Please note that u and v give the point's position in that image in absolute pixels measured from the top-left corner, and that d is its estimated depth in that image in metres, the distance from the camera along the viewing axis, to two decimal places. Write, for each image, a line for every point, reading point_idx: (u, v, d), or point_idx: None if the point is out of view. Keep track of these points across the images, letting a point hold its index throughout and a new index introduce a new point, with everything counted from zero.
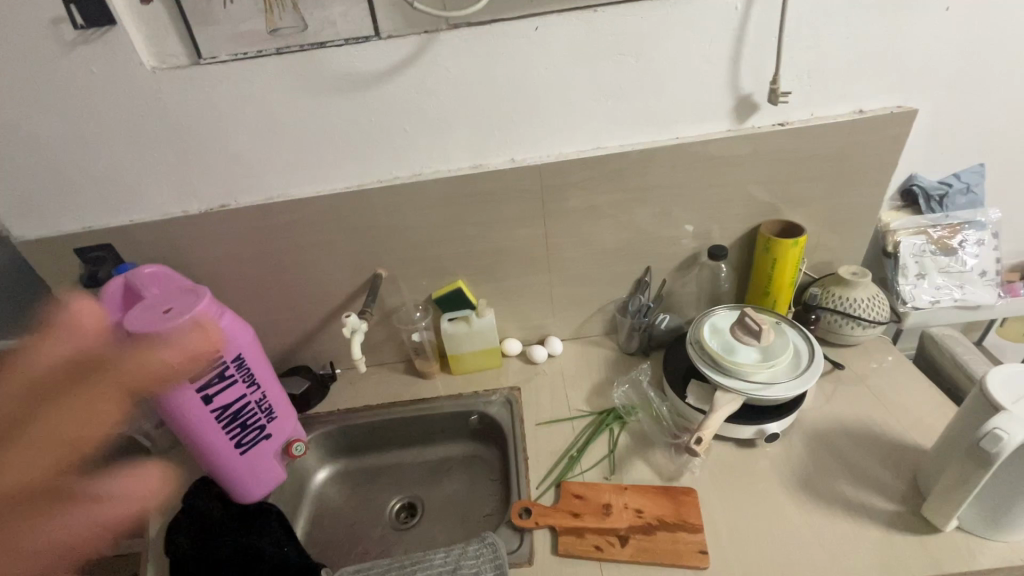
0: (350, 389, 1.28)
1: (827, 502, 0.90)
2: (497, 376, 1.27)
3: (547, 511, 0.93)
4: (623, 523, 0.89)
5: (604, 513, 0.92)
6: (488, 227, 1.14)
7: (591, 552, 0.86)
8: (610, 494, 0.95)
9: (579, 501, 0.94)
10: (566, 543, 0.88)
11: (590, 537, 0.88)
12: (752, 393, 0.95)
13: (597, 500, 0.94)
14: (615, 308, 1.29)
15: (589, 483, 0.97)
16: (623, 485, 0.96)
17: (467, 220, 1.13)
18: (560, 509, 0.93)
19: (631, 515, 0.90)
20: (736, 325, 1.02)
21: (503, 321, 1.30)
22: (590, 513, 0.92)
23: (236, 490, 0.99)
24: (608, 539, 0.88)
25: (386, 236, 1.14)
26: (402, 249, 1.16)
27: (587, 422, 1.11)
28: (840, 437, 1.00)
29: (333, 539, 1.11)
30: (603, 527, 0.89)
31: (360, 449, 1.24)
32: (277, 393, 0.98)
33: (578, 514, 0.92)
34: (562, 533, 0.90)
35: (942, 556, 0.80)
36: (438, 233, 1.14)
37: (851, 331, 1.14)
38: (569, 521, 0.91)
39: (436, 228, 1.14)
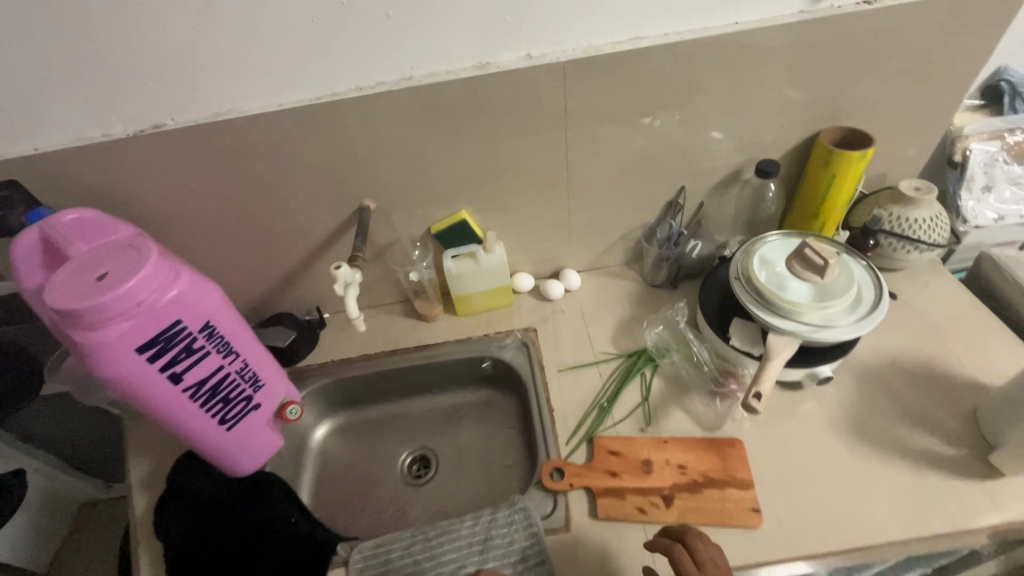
0: (343, 336, 1.14)
1: (883, 448, 0.83)
2: (508, 315, 1.13)
3: (582, 472, 0.85)
4: (667, 482, 0.82)
5: (644, 470, 0.84)
6: (496, 145, 0.94)
7: (635, 515, 0.79)
8: (649, 449, 0.86)
9: (615, 458, 0.86)
10: (606, 506, 0.80)
11: (632, 498, 0.81)
12: (807, 335, 0.83)
13: (635, 456, 0.86)
14: (640, 235, 1.13)
15: (625, 437, 0.88)
16: (663, 438, 0.88)
17: (471, 137, 0.92)
18: (596, 469, 0.85)
19: (675, 472, 0.83)
20: (792, 257, 0.88)
21: (512, 254, 1.13)
22: (629, 471, 0.84)
23: (223, 464, 0.86)
24: (652, 500, 0.80)
25: (372, 159, 0.92)
26: (392, 174, 0.95)
27: (615, 366, 1.00)
28: (893, 375, 0.92)
29: (342, 498, 1.02)
30: (645, 486, 0.82)
31: (362, 400, 1.12)
32: (261, 358, 0.83)
33: (617, 474, 0.84)
34: (600, 495, 0.82)
35: (1009, 504, 0.75)
36: (435, 153, 0.93)
37: (907, 255, 1.02)
38: (607, 482, 0.83)
39: (432, 148, 0.93)
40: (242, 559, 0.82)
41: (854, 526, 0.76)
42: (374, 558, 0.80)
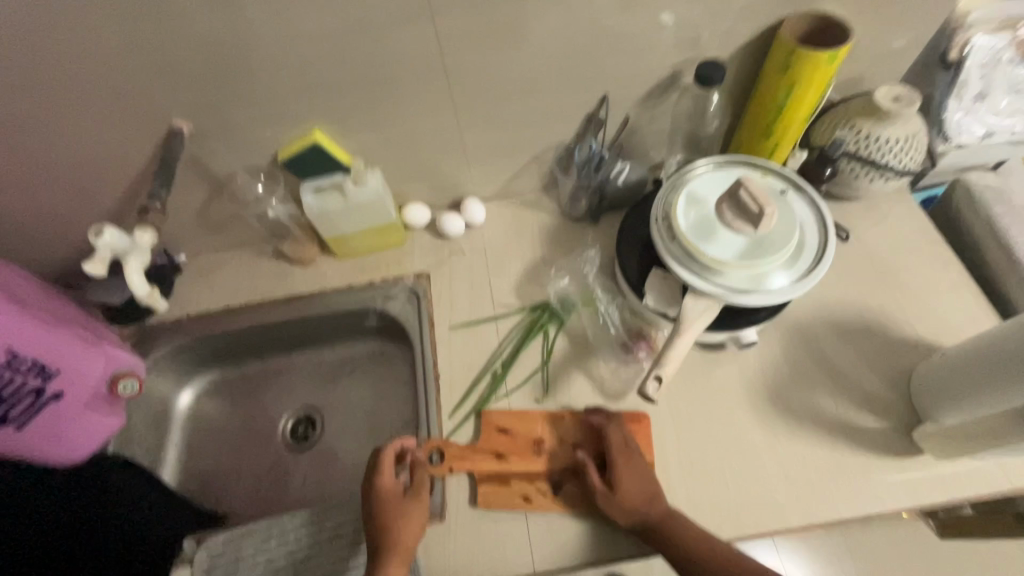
0: (202, 285, 0.95)
1: (801, 420, 0.74)
2: (399, 256, 0.95)
3: (464, 455, 0.74)
4: (558, 465, 0.72)
5: (534, 451, 0.74)
6: (345, 40, 0.68)
7: (518, 504, 0.71)
8: (542, 426, 0.76)
9: (504, 436, 0.75)
10: (486, 495, 0.71)
11: (516, 485, 0.72)
12: (732, 299, 0.68)
13: (527, 435, 0.75)
14: (556, 156, 0.91)
15: (517, 411, 0.77)
16: (561, 411, 0.77)
17: (305, 30, 0.66)
18: (480, 450, 0.74)
19: (569, 452, 0.73)
20: (723, 199, 0.70)
21: (400, 181, 0.92)
22: (518, 453, 0.74)
23: (52, 460, 0.75)
24: (539, 487, 0.71)
25: (169, 61, 0.66)
26: (205, 82, 0.70)
27: (516, 323, 0.85)
28: (828, 333, 0.79)
29: (214, 467, 0.91)
30: (534, 470, 0.72)
31: (234, 356, 0.97)
32: (42, 340, 0.69)
33: (503, 456, 0.73)
34: (482, 481, 0.72)
35: (923, 484, 0.68)
36: (259, 52, 0.68)
37: (868, 184, 0.85)
38: (492, 466, 0.73)
39: (250, 46, 0.66)
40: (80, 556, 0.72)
41: (757, 511, 0.69)
42: (224, 555, 0.71)
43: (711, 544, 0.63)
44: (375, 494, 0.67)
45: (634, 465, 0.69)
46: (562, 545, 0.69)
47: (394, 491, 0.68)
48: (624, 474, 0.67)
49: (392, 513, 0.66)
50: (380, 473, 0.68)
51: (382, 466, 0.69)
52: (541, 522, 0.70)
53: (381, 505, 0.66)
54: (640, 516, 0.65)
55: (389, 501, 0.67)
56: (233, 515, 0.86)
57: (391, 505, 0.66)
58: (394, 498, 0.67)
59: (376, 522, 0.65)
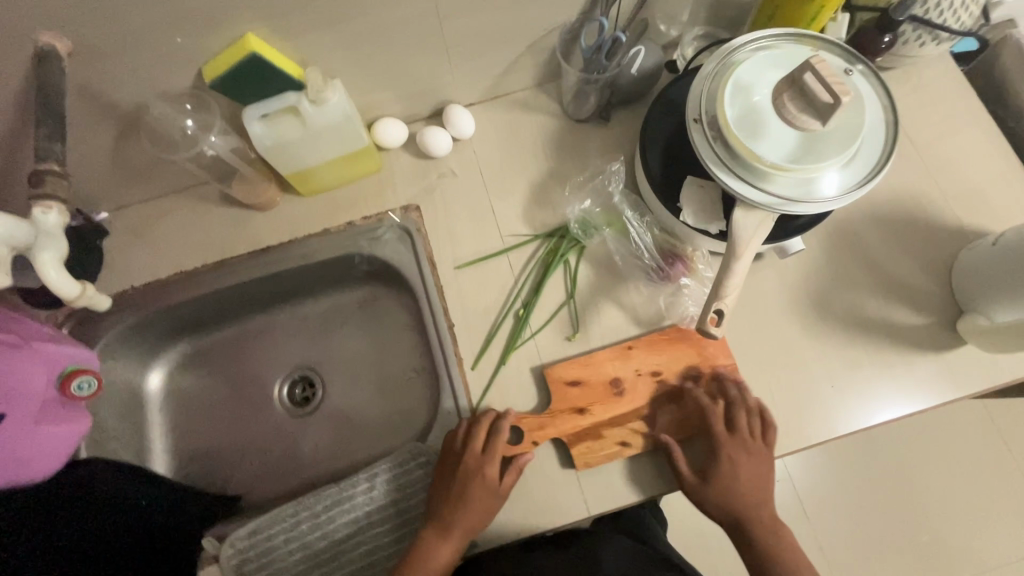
0: (141, 247, 0.78)
1: (844, 325, 0.70)
2: (377, 186, 0.79)
3: (543, 423, 0.66)
4: (643, 399, 0.67)
5: (614, 394, 0.67)
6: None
7: (618, 452, 0.65)
8: (614, 364, 0.68)
9: (577, 388, 0.67)
10: (581, 454, 0.65)
11: (610, 434, 0.66)
12: (790, 209, 0.60)
13: (600, 379, 0.67)
14: (555, 42, 0.74)
15: (580, 359, 0.68)
16: (626, 343, 0.69)
17: None
18: (558, 413, 0.66)
19: (651, 384, 0.67)
20: (780, 87, 0.57)
21: (364, 91, 0.73)
22: (598, 401, 0.67)
23: (21, 481, 0.63)
24: (633, 428, 0.66)
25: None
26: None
27: (531, 253, 0.75)
28: (869, 228, 0.73)
29: (211, 447, 0.82)
30: (620, 414, 0.66)
31: (200, 323, 0.84)
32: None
33: (584, 410, 0.66)
34: (572, 442, 0.65)
35: (961, 375, 0.68)
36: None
37: (918, 49, 0.74)
38: (577, 424, 0.66)
39: None
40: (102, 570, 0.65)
41: (804, 425, 0.67)
42: (253, 548, 0.65)
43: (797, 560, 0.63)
44: (472, 486, 0.62)
45: (747, 467, 0.64)
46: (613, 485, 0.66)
47: (492, 487, 0.63)
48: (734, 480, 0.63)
49: (473, 505, 0.62)
50: (490, 460, 0.63)
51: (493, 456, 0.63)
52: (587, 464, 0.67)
53: (471, 498, 0.62)
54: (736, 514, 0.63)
55: (478, 497, 0.62)
56: (245, 494, 0.80)
57: (479, 498, 0.62)
58: (486, 490, 0.63)
59: (458, 508, 0.62)
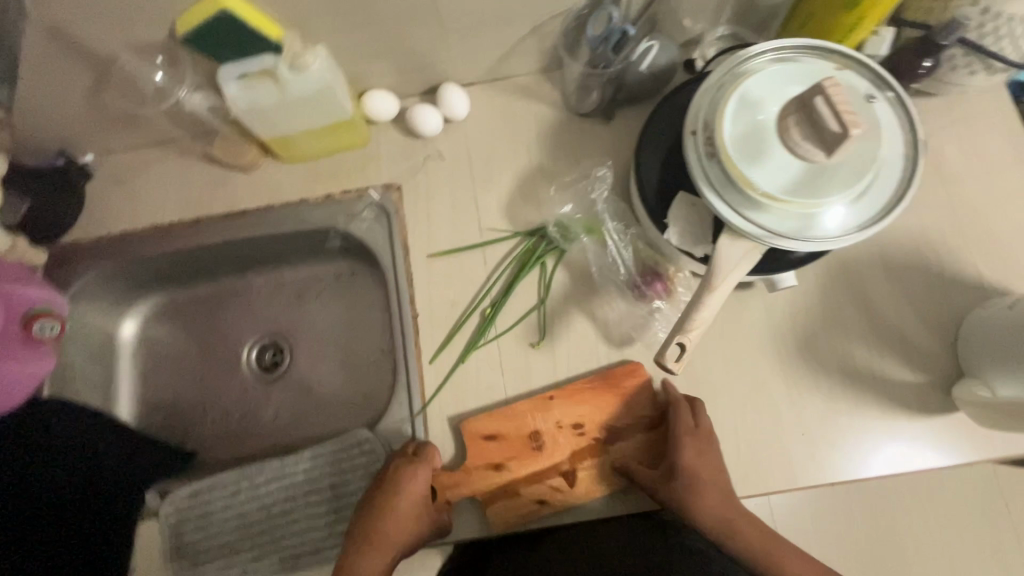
0: (123, 194, 0.77)
1: (828, 371, 0.65)
2: (361, 160, 0.76)
3: (458, 481, 0.63)
4: (564, 454, 0.64)
5: (533, 447, 0.64)
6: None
7: (536, 511, 0.62)
8: (534, 417, 0.64)
9: (494, 442, 0.64)
10: (499, 514, 0.62)
11: (527, 492, 0.62)
12: (779, 244, 0.54)
13: (520, 432, 0.64)
14: (562, 27, 0.69)
15: (499, 412, 0.65)
16: (547, 393, 0.65)
17: None
18: (473, 469, 0.63)
19: (571, 438, 0.64)
20: (787, 108, 0.51)
21: (354, 60, 0.70)
22: (516, 456, 0.64)
23: None
24: (553, 485, 0.63)
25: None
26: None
27: (507, 250, 0.72)
28: (874, 269, 0.67)
29: (175, 400, 0.83)
30: (537, 470, 0.63)
31: (176, 277, 0.83)
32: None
33: (501, 466, 0.63)
34: (489, 500, 0.62)
35: (945, 442, 0.63)
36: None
37: (966, 77, 0.66)
38: (493, 479, 0.63)
39: None
40: (53, 518, 0.68)
41: (767, 471, 0.63)
42: (192, 509, 0.66)
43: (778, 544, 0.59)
44: (397, 494, 0.61)
45: (707, 455, 0.60)
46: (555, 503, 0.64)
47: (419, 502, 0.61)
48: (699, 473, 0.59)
49: (397, 520, 0.60)
50: (411, 477, 0.61)
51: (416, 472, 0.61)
52: None
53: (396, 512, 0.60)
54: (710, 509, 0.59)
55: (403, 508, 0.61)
56: (202, 450, 0.81)
57: (406, 508, 0.61)
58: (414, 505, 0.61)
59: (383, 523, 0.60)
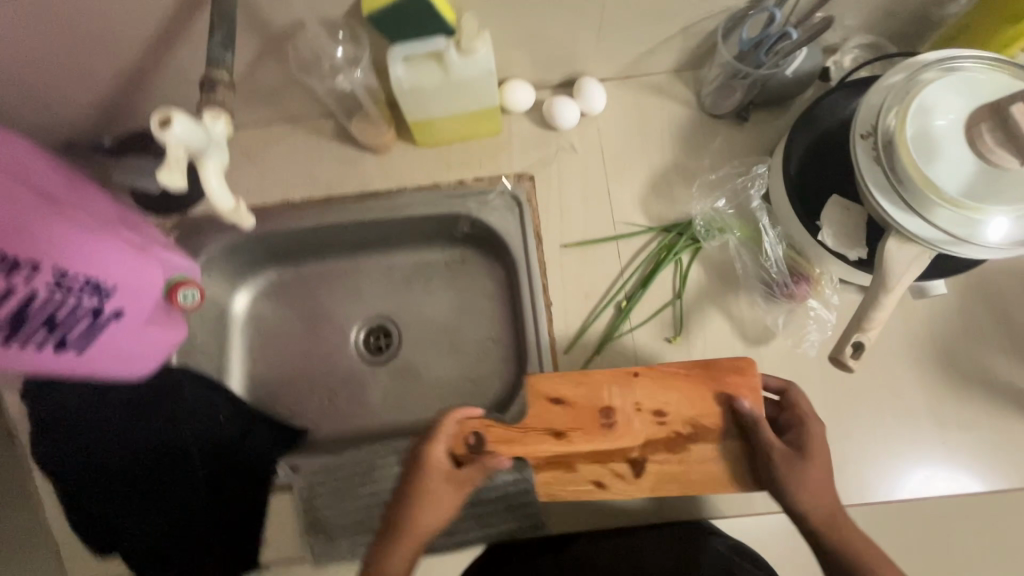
0: (254, 169, 0.78)
1: (966, 381, 0.66)
2: (493, 149, 0.77)
3: (512, 437, 0.57)
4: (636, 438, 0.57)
5: (603, 424, 0.57)
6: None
7: (588, 493, 0.57)
8: (612, 389, 0.58)
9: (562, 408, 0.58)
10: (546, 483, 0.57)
11: (584, 470, 0.57)
12: (950, 246, 0.55)
13: (592, 404, 0.58)
14: (714, 27, 0.70)
15: (574, 374, 0.59)
16: (631, 368, 0.59)
17: None
18: (531, 429, 0.58)
19: (650, 425, 0.57)
20: (979, 114, 0.52)
21: (505, 48, 0.71)
22: (581, 428, 0.57)
23: (123, 373, 0.66)
24: (616, 470, 0.57)
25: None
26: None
27: (643, 244, 0.72)
28: (1013, 283, 0.68)
29: (284, 377, 0.83)
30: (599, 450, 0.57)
31: (293, 254, 0.84)
32: (77, 247, 0.54)
33: (563, 434, 0.57)
34: (540, 466, 0.57)
35: None
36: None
37: None
38: (550, 449, 0.57)
39: None
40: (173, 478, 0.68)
41: (907, 476, 0.63)
42: (324, 483, 0.67)
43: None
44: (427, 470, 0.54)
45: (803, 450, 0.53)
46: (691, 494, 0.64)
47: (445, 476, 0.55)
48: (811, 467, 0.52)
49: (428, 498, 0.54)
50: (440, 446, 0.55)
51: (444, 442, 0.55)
52: None
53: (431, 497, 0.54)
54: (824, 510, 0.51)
55: (448, 487, 0.54)
56: (311, 428, 0.81)
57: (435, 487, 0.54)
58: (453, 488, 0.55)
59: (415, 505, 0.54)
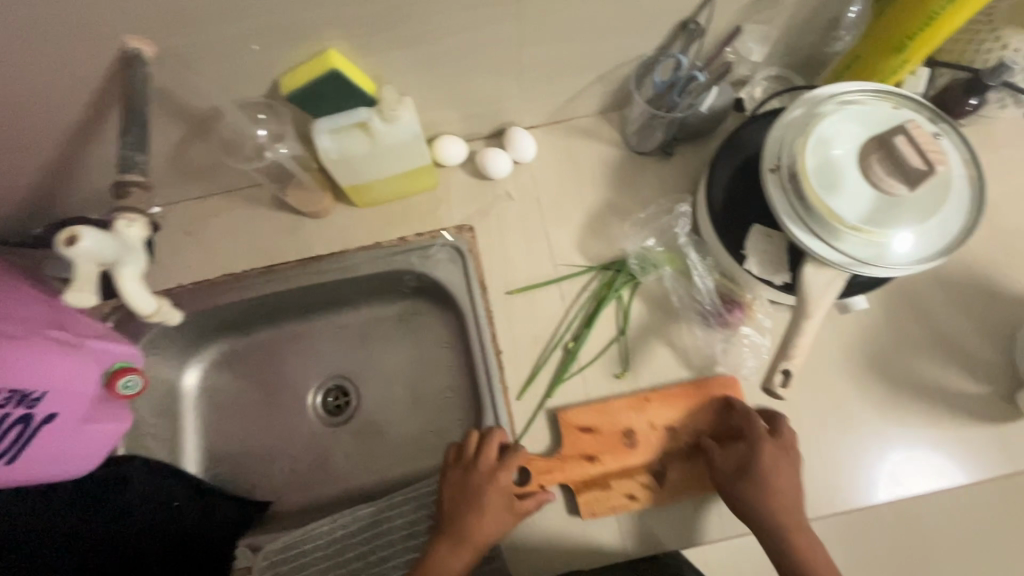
0: (193, 243, 0.78)
1: (899, 387, 0.69)
2: (431, 203, 0.78)
3: (550, 467, 0.66)
4: (655, 453, 0.66)
5: (627, 444, 0.66)
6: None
7: (625, 505, 0.65)
8: (629, 415, 0.67)
9: (589, 434, 0.67)
10: (590, 503, 0.65)
11: (617, 486, 0.65)
12: (859, 269, 0.58)
13: (613, 428, 0.67)
14: (628, 73, 0.73)
15: (598, 405, 0.68)
16: (643, 395, 0.68)
17: None
18: (567, 458, 0.66)
19: (664, 439, 0.66)
20: (869, 146, 0.56)
21: (432, 108, 0.72)
22: (609, 450, 0.66)
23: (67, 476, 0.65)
24: (643, 482, 0.65)
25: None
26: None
27: (583, 283, 0.74)
28: (930, 289, 0.72)
29: (242, 450, 0.82)
30: (629, 467, 0.66)
31: (241, 324, 0.83)
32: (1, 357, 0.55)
33: (594, 458, 0.66)
34: (580, 490, 0.65)
35: (1014, 449, 0.67)
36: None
37: (996, 111, 0.72)
38: (587, 471, 0.66)
39: None
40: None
41: (856, 485, 0.66)
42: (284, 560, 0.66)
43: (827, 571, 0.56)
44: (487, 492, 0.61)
45: (785, 465, 0.60)
46: (655, 527, 0.65)
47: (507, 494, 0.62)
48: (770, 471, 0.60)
49: (486, 515, 0.60)
50: (506, 469, 0.63)
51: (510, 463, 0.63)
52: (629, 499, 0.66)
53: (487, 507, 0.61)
54: (777, 507, 0.58)
55: (505, 508, 0.61)
56: (274, 500, 0.79)
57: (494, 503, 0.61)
58: (503, 499, 0.62)
59: (475, 514, 0.60)
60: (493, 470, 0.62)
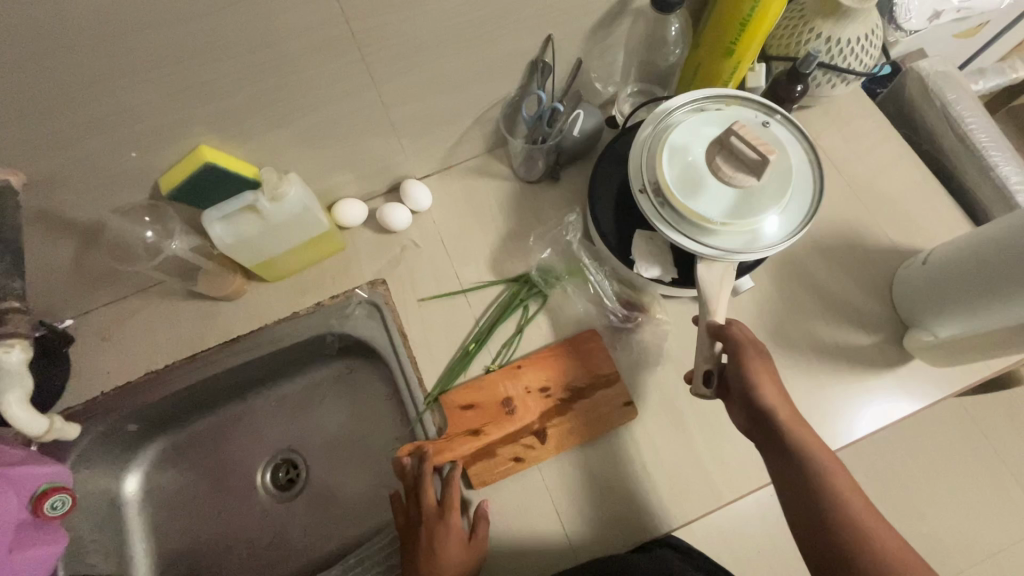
0: (112, 348, 0.78)
1: (802, 352, 0.74)
2: (341, 264, 0.81)
3: (441, 447, 0.70)
4: (534, 415, 0.71)
5: (506, 412, 0.71)
6: (220, 15, 0.50)
7: (513, 468, 0.69)
8: (505, 384, 0.73)
9: (471, 411, 0.71)
10: (481, 474, 0.68)
11: (504, 451, 0.69)
12: (734, 258, 0.63)
13: (493, 399, 0.72)
14: (500, 114, 0.78)
15: (475, 382, 0.73)
16: (515, 363, 0.74)
17: (162, 28, 0.49)
18: (455, 436, 0.70)
19: (540, 400, 0.72)
20: (712, 149, 0.62)
21: (323, 176, 0.76)
22: (491, 421, 0.71)
23: None
24: (525, 443, 0.70)
25: None
26: (33, 105, 0.50)
27: (494, 303, 0.79)
28: (812, 257, 0.78)
29: (195, 545, 0.80)
30: (512, 432, 0.70)
31: (174, 418, 0.82)
32: None
33: (478, 431, 0.70)
34: (469, 463, 0.69)
35: (910, 388, 0.73)
36: (96, 49, 0.48)
37: (830, 90, 0.80)
38: (473, 445, 0.70)
39: (84, 54, 0.48)
40: None
41: None
42: None
43: (877, 522, 0.54)
44: (437, 544, 0.64)
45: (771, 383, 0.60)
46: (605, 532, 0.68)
47: (458, 534, 0.64)
48: (796, 428, 0.59)
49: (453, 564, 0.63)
50: (449, 510, 0.65)
51: (450, 504, 0.66)
52: (574, 509, 0.68)
53: (444, 546, 0.63)
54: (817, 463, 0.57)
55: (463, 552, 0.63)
56: None
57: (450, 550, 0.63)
58: (457, 539, 0.64)
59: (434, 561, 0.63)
60: (437, 510, 0.66)
